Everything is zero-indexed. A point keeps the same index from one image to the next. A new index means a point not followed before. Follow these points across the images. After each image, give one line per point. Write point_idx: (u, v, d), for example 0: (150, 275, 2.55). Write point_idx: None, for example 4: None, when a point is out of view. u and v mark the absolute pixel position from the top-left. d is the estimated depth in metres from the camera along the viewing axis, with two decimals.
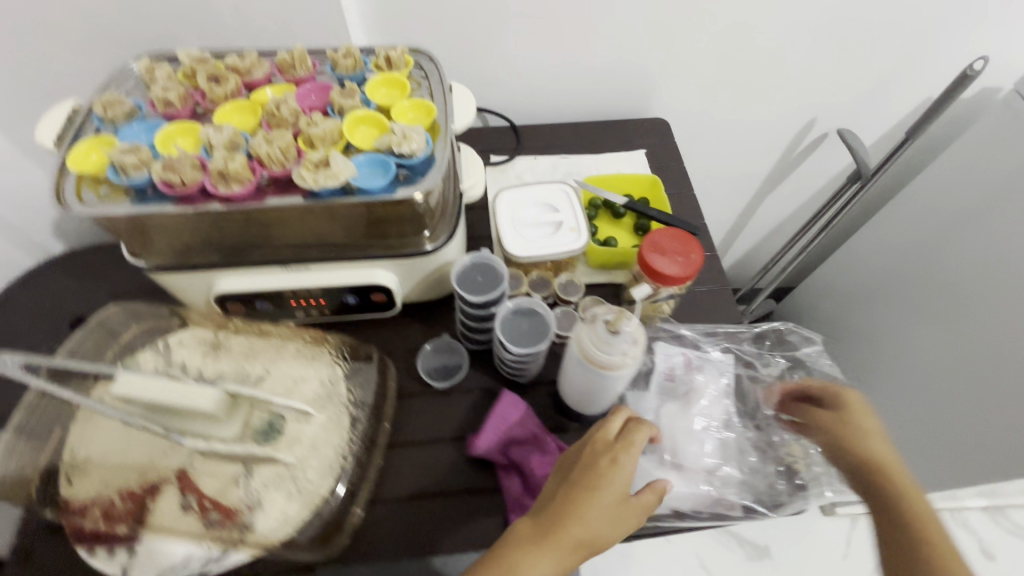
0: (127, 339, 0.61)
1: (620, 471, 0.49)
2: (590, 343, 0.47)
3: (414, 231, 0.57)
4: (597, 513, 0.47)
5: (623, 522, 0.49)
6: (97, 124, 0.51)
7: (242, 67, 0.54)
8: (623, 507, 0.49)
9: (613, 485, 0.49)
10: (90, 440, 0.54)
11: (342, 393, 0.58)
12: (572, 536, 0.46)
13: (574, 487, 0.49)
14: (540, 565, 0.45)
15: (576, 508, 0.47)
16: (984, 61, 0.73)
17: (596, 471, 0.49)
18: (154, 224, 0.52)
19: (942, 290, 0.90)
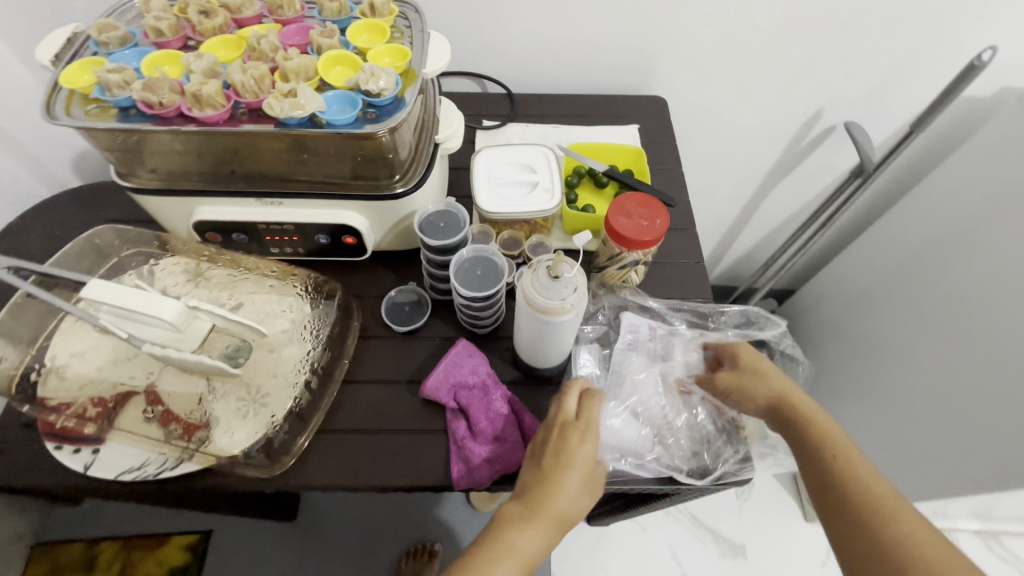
0: (115, 259, 0.64)
1: (588, 450, 0.50)
2: (531, 288, 0.49)
3: (386, 175, 0.59)
4: (575, 493, 0.49)
5: (592, 493, 0.51)
6: (93, 48, 0.54)
7: (233, 5, 0.56)
8: (594, 479, 0.51)
9: (584, 462, 0.50)
10: (68, 345, 0.57)
11: (308, 329, 0.60)
12: (550, 518, 0.48)
13: (545, 473, 0.49)
14: (527, 549, 0.47)
15: (551, 494, 0.48)
16: (994, 51, 0.71)
17: (566, 454, 0.50)
18: (153, 148, 0.56)
19: (950, 308, 0.87)
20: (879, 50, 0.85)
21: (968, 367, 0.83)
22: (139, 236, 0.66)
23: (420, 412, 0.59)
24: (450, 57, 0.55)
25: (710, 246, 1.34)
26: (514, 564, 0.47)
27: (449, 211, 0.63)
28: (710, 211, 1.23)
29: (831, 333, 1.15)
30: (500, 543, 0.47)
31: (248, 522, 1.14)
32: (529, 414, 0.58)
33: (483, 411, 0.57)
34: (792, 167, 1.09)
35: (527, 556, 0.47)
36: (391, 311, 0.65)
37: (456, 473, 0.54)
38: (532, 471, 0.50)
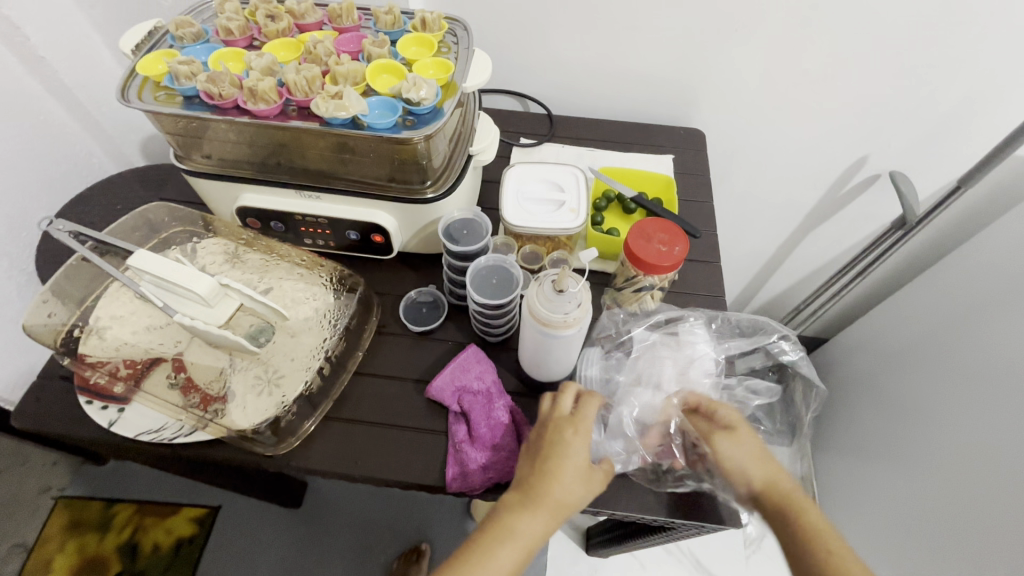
0: (165, 235, 0.70)
1: (583, 441, 0.51)
2: (536, 300, 0.50)
3: (419, 180, 0.62)
4: (571, 482, 0.48)
5: (591, 485, 0.50)
6: (170, 42, 0.59)
7: (297, 12, 0.61)
8: (593, 473, 0.51)
9: (577, 451, 0.50)
10: (109, 310, 0.62)
11: (329, 316, 0.63)
12: (547, 508, 0.47)
13: (540, 462, 0.50)
14: (526, 536, 0.46)
15: (549, 480, 0.48)
16: None
17: (560, 444, 0.50)
18: (210, 135, 0.61)
19: (983, 375, 0.81)
20: (931, 99, 0.83)
21: (988, 445, 0.78)
22: (188, 215, 0.71)
23: (423, 410, 0.60)
24: (490, 73, 0.57)
25: (741, 283, 1.32)
26: (514, 551, 0.46)
27: (474, 218, 0.66)
28: (742, 249, 1.21)
29: (856, 387, 1.10)
30: (500, 531, 0.47)
31: (255, 502, 1.17)
32: (529, 427, 0.58)
33: (483, 417, 0.57)
34: (832, 212, 1.06)
35: (526, 544, 0.46)
36: (409, 309, 0.67)
37: (450, 475, 0.55)
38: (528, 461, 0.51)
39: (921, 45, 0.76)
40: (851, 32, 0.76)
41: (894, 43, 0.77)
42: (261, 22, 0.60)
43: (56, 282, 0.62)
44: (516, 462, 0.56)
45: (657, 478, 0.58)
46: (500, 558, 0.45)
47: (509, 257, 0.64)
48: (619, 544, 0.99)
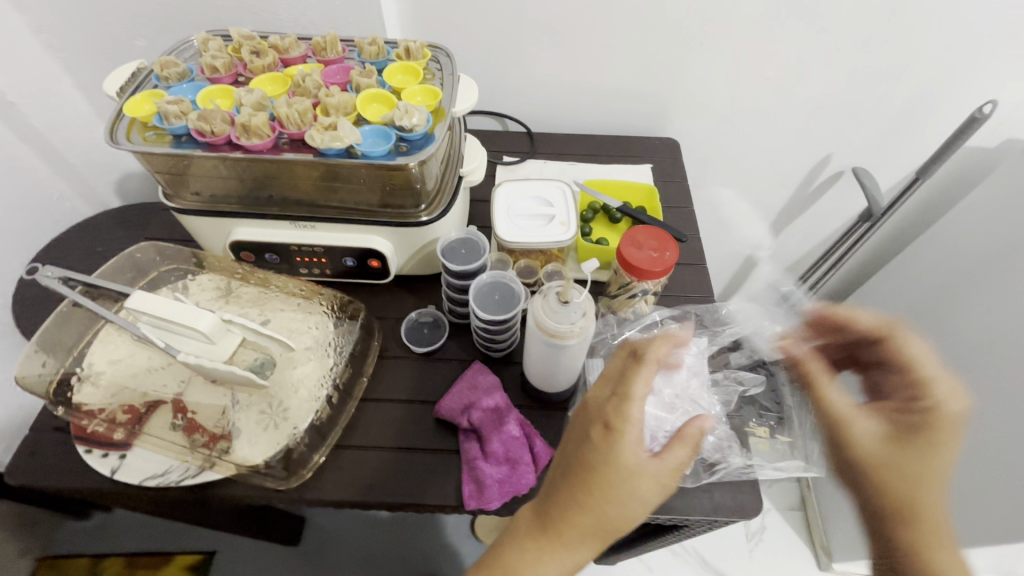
0: (153, 275, 0.69)
1: (633, 431, 0.44)
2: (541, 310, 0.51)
3: (412, 204, 0.63)
4: (635, 480, 0.44)
5: (668, 467, 0.45)
6: (155, 82, 0.60)
7: (281, 46, 0.62)
8: (660, 480, 0.45)
9: (638, 467, 0.44)
10: (103, 357, 0.61)
11: (332, 345, 0.64)
12: (602, 528, 0.45)
13: (592, 480, 0.44)
14: (576, 552, 0.45)
15: (604, 504, 0.44)
16: (994, 105, 0.74)
17: (617, 459, 0.44)
18: (198, 172, 0.61)
19: None
20: (884, 97, 0.90)
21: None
22: (176, 251, 0.70)
23: (434, 431, 0.60)
24: (476, 96, 0.59)
25: (721, 283, 1.36)
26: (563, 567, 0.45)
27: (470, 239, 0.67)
28: (720, 249, 1.25)
29: None
30: (547, 550, 0.45)
31: (252, 543, 1.14)
32: (540, 439, 0.59)
33: (496, 432, 0.58)
34: (802, 209, 1.12)
35: (577, 558, 0.46)
36: (412, 332, 0.68)
37: (467, 493, 0.55)
38: (574, 470, 0.45)
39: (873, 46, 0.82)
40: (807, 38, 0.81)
41: (849, 45, 0.82)
42: (246, 58, 0.60)
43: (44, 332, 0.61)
44: (532, 475, 0.56)
45: (681, 476, 0.59)
46: None
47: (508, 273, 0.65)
48: (627, 550, 0.99)
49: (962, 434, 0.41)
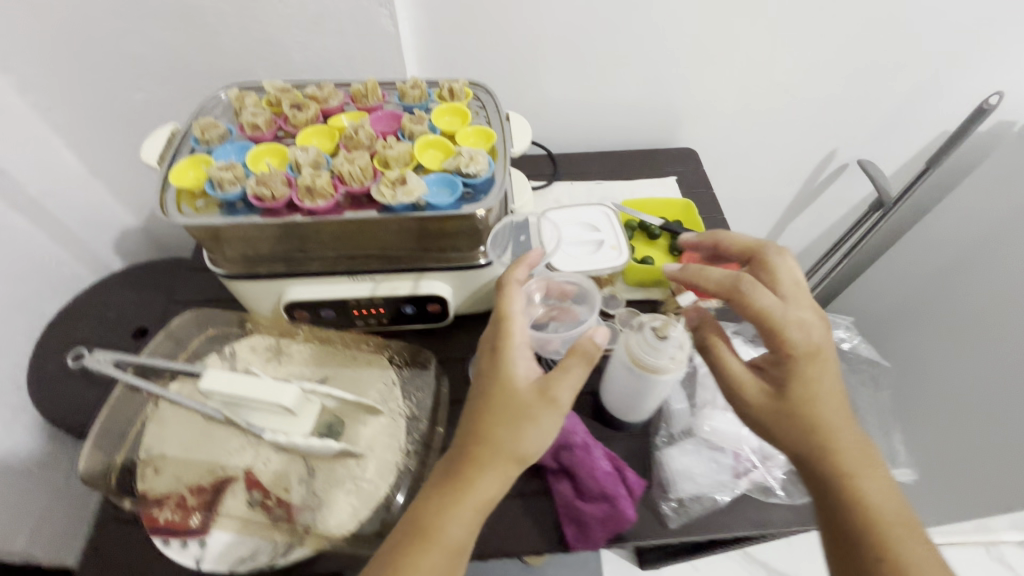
0: (192, 347, 0.65)
1: (509, 361, 0.51)
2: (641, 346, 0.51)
3: (470, 246, 0.61)
4: (511, 418, 0.48)
5: (538, 404, 0.49)
6: (192, 145, 0.57)
7: (320, 97, 0.60)
8: (549, 399, 0.49)
9: (524, 389, 0.50)
10: (165, 438, 0.58)
11: (398, 396, 0.62)
12: (496, 455, 0.48)
13: (490, 406, 0.49)
14: (481, 483, 0.47)
15: (495, 429, 0.48)
16: (999, 96, 0.79)
17: (505, 380, 0.50)
18: (238, 237, 0.56)
19: (981, 325, 0.90)
20: (883, 93, 0.94)
21: (994, 392, 0.86)
22: (217, 316, 0.68)
23: (523, 474, 0.59)
24: (531, 138, 0.60)
25: None
26: (473, 505, 0.47)
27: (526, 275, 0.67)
28: None
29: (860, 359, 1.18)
30: (457, 483, 0.47)
31: None
32: (631, 470, 0.58)
33: (588, 469, 0.57)
34: (809, 203, 1.15)
35: (485, 493, 0.47)
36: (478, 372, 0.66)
37: (571, 536, 0.54)
38: (477, 401, 0.51)
39: (873, 47, 0.86)
40: (812, 43, 0.85)
41: (851, 47, 0.86)
42: (287, 112, 0.58)
43: (104, 423, 0.59)
44: (631, 507, 0.56)
45: (786, 494, 0.58)
46: (453, 531, 0.46)
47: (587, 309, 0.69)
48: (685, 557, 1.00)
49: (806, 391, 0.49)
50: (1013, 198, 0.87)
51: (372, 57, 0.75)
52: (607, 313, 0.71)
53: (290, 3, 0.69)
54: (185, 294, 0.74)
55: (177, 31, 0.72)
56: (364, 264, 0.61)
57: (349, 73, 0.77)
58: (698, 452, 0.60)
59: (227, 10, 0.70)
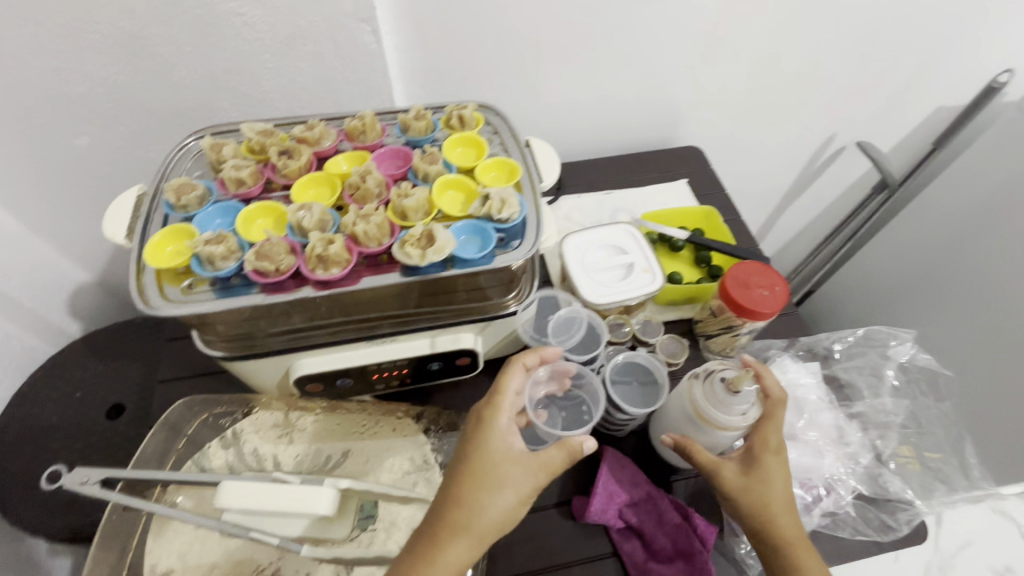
0: (190, 435, 0.58)
1: (499, 423, 0.45)
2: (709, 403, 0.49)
3: (499, 293, 0.54)
4: (494, 482, 0.42)
5: (523, 472, 0.43)
6: (166, 210, 0.48)
7: (311, 138, 0.52)
8: (534, 475, 0.43)
9: (507, 450, 0.44)
10: (170, 552, 0.50)
11: (435, 469, 0.56)
12: (473, 521, 0.41)
13: (468, 465, 0.43)
14: (452, 551, 0.40)
15: (474, 492, 0.42)
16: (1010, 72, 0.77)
17: (483, 438, 0.44)
18: (228, 319, 0.47)
19: None
20: (884, 75, 0.91)
21: None
22: (215, 397, 0.59)
23: (587, 537, 0.53)
24: (559, 170, 0.55)
25: None
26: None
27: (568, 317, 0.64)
28: None
29: None
30: (425, 549, 0.40)
31: None
32: (699, 516, 0.54)
33: (656, 525, 0.53)
34: (807, 187, 1.13)
35: (453, 565, 0.39)
36: None
37: None
38: (454, 463, 0.44)
39: (877, 28, 0.83)
40: (818, 29, 0.81)
41: (856, 31, 0.82)
42: (275, 161, 0.50)
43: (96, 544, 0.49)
44: (710, 561, 0.51)
45: (869, 528, 0.54)
46: None
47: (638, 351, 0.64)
48: None
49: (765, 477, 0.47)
50: (1001, 171, 0.86)
51: (356, 82, 0.67)
52: (645, 342, 0.66)
53: (258, 26, 0.59)
54: (169, 369, 0.64)
55: (124, 66, 0.61)
56: (378, 327, 0.53)
57: (331, 100, 0.68)
58: None
59: (183, 40, 0.60)
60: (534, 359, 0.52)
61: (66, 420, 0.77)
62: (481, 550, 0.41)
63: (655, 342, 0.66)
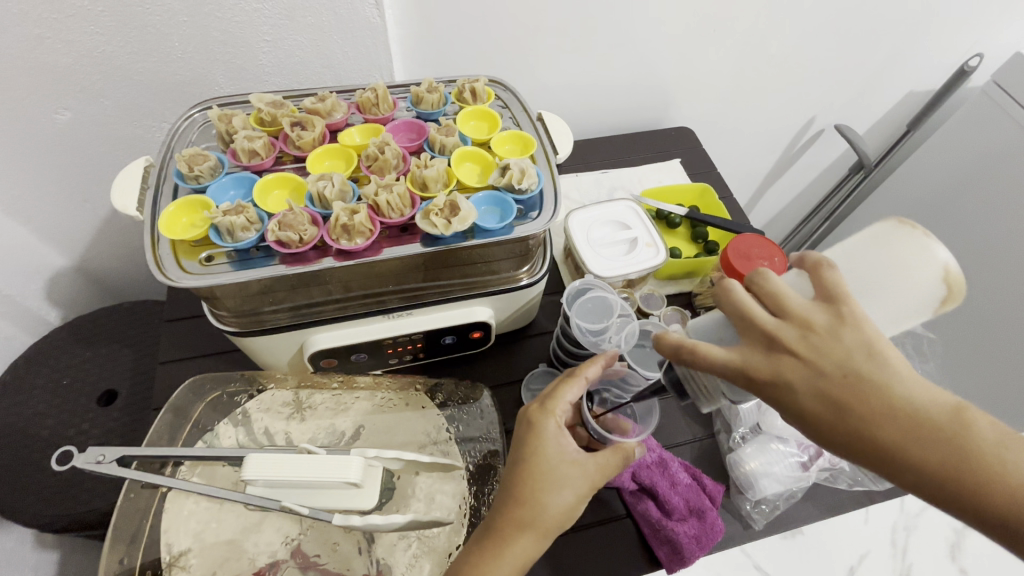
0: (195, 417, 0.56)
1: (559, 430, 0.44)
2: (697, 389, 0.40)
3: (516, 266, 0.53)
4: (556, 484, 0.42)
5: (582, 474, 0.43)
6: (177, 180, 0.47)
7: (323, 110, 0.51)
8: (591, 474, 0.43)
9: (563, 451, 0.43)
10: (188, 530, 0.49)
11: (452, 441, 0.56)
12: (536, 518, 0.41)
13: (527, 467, 0.43)
14: (518, 546, 0.41)
15: (537, 491, 0.42)
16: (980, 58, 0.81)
17: (540, 441, 0.43)
18: (237, 293, 0.45)
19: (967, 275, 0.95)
20: (865, 60, 0.95)
21: (988, 335, 0.93)
22: (227, 375, 0.59)
23: (605, 500, 0.55)
24: (572, 143, 0.55)
25: None
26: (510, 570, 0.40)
27: (585, 287, 0.63)
28: None
29: None
30: (493, 544, 0.41)
31: None
32: (708, 477, 0.57)
33: (670, 487, 0.55)
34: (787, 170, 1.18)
35: (521, 557, 0.41)
36: (532, 394, 0.61)
37: (665, 557, 0.52)
38: (510, 464, 0.44)
39: (860, 15, 0.86)
40: (806, 15, 0.83)
41: (840, 17, 0.85)
42: (289, 132, 0.50)
43: (114, 523, 0.49)
44: (717, 518, 0.55)
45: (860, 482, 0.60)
46: None
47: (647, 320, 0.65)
48: None
49: (835, 417, 0.31)
50: (973, 149, 0.92)
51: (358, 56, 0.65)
52: (647, 313, 0.68)
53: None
54: (170, 350, 0.63)
55: (113, 35, 0.58)
56: (388, 299, 0.51)
57: (331, 75, 0.66)
58: (780, 452, 0.58)
59: (177, 11, 0.57)
60: (595, 370, 0.48)
61: (56, 407, 0.74)
62: (544, 543, 0.42)
63: (657, 313, 0.68)
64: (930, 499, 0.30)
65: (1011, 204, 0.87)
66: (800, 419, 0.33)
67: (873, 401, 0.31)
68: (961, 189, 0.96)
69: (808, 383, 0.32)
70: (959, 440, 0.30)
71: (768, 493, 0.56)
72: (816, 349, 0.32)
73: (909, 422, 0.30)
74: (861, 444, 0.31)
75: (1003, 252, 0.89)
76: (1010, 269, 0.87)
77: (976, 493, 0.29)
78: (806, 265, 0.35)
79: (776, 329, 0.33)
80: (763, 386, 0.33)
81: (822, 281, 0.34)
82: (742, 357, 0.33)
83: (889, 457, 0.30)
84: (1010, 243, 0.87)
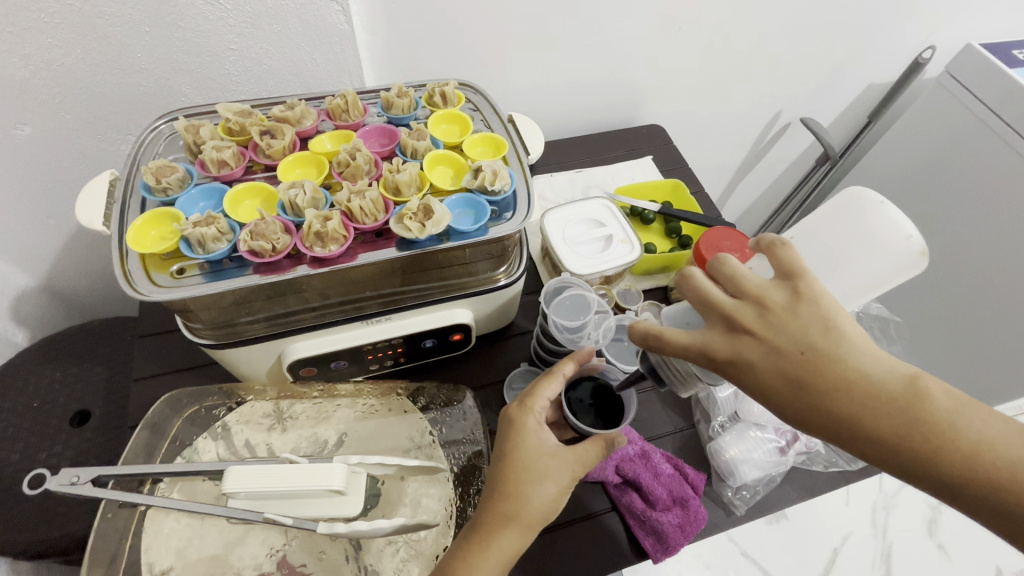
0: (172, 433, 0.55)
1: (540, 423, 0.45)
2: (673, 373, 0.42)
3: (492, 267, 0.54)
4: (540, 476, 0.43)
5: (564, 465, 0.44)
6: (145, 195, 0.46)
7: (293, 118, 0.51)
8: (573, 465, 0.44)
9: (543, 445, 0.44)
10: (169, 547, 0.49)
11: (437, 444, 0.56)
12: (521, 511, 0.42)
13: (510, 460, 0.43)
14: (503, 539, 0.41)
15: (519, 483, 0.42)
16: (931, 50, 0.93)
17: (521, 435, 0.44)
18: (209, 305, 0.44)
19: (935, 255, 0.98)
20: (827, 54, 0.98)
21: (956, 311, 0.96)
22: (204, 389, 0.58)
23: (591, 495, 0.56)
24: (543, 144, 0.56)
25: None
26: (496, 562, 0.40)
27: (562, 285, 0.63)
28: None
29: None
30: (480, 535, 0.41)
31: None
32: (690, 466, 0.58)
33: (653, 478, 0.55)
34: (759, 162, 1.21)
35: (506, 550, 0.41)
36: (515, 394, 0.61)
37: (652, 548, 0.52)
38: (494, 459, 0.45)
39: (819, 11, 0.89)
40: (767, 13, 0.86)
41: (800, 15, 0.88)
42: (258, 141, 0.50)
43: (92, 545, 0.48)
44: (701, 506, 0.56)
45: (836, 463, 0.62)
46: None
47: (625, 315, 0.67)
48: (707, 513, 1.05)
49: (798, 392, 0.33)
50: (931, 135, 0.96)
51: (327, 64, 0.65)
52: (624, 308, 0.69)
53: (220, 5, 0.56)
54: (144, 366, 0.62)
55: (71, 47, 0.57)
56: (365, 305, 0.51)
57: (299, 83, 0.66)
58: (760, 437, 0.60)
59: (139, 24, 0.56)
60: (571, 366, 0.49)
61: (26, 432, 0.72)
62: (529, 536, 0.43)
63: (634, 308, 0.69)
64: (889, 465, 0.32)
65: (967, 187, 0.91)
66: (762, 396, 0.35)
67: (831, 376, 0.32)
68: (921, 174, 0.99)
69: (769, 362, 0.33)
70: (912, 408, 0.32)
71: (748, 478, 0.57)
72: (774, 328, 0.34)
73: (867, 396, 0.32)
74: (824, 416, 0.33)
75: (963, 233, 0.92)
76: (971, 250, 0.91)
77: (927, 457, 0.31)
78: (762, 247, 0.37)
79: (734, 310, 0.35)
80: (725, 367, 0.34)
81: (780, 260, 0.36)
82: (705, 340, 0.35)
83: (848, 429, 0.32)
84: (967, 226, 0.91)
